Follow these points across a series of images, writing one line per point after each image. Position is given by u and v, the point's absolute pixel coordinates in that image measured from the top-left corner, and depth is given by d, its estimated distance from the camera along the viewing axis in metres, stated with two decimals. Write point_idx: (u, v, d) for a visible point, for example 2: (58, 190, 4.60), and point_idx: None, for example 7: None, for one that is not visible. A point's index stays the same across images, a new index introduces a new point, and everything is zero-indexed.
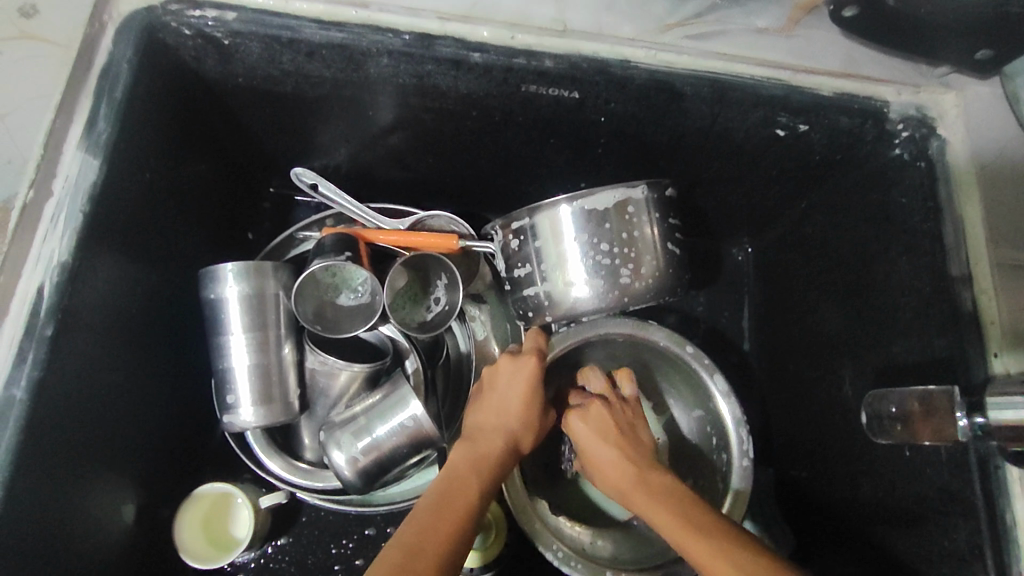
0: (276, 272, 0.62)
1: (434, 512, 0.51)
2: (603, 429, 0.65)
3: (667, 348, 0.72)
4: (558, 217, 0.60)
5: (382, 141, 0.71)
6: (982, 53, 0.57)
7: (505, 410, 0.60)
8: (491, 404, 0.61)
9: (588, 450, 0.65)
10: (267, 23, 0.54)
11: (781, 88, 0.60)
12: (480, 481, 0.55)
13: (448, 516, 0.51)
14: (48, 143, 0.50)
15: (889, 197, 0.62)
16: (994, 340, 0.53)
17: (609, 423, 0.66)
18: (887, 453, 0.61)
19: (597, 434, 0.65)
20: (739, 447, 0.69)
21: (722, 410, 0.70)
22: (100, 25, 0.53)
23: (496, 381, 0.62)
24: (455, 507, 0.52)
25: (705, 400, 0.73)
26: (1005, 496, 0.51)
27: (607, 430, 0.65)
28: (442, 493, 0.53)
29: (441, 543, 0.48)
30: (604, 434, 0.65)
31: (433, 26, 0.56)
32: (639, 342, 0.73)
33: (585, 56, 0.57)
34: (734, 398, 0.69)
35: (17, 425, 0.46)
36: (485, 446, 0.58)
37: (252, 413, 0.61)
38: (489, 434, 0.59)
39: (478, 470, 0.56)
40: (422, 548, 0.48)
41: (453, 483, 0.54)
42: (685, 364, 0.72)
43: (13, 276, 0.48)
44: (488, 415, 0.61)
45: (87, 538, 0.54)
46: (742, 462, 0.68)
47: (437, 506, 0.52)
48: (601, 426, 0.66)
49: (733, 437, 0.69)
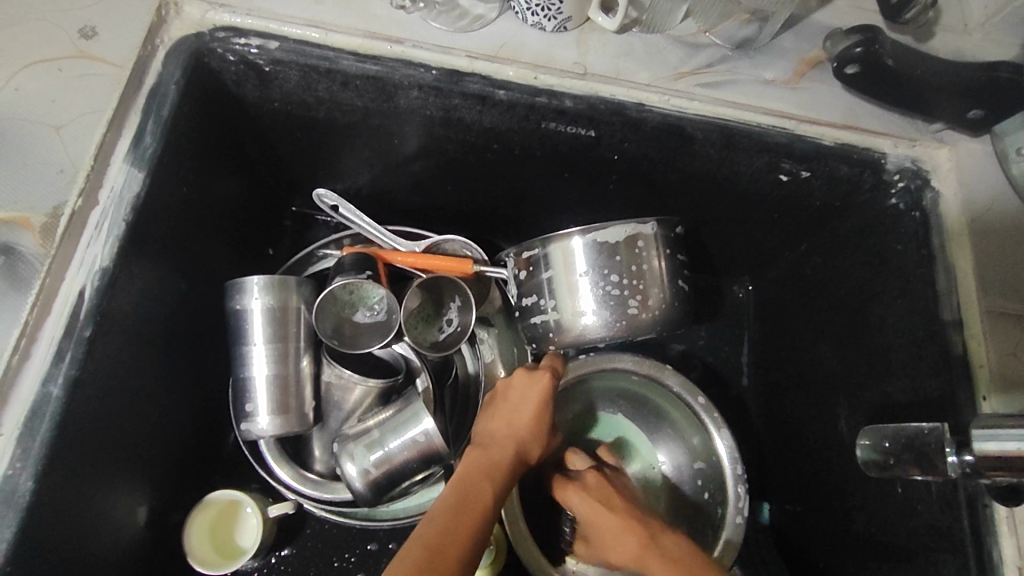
0: (299, 287, 0.65)
1: (451, 513, 0.54)
2: (603, 495, 0.64)
3: (680, 394, 0.74)
4: (569, 248, 0.63)
5: (404, 167, 0.75)
6: (974, 113, 0.61)
7: (517, 419, 0.63)
8: (504, 415, 0.64)
9: (590, 513, 0.63)
10: (307, 53, 0.58)
11: (785, 136, 0.63)
12: (493, 488, 0.58)
13: (464, 519, 0.54)
14: (97, 155, 0.53)
15: (885, 243, 0.66)
16: (984, 383, 0.57)
17: (607, 488, 0.66)
18: (881, 490, 0.63)
19: (596, 499, 0.64)
20: (735, 504, 0.70)
21: (725, 465, 0.71)
22: (152, 48, 0.56)
23: (510, 391, 0.65)
24: (471, 511, 0.55)
25: (703, 449, 0.74)
26: (992, 535, 0.53)
27: (605, 495, 0.65)
28: (456, 498, 0.56)
29: (459, 544, 0.51)
30: (606, 499, 0.64)
31: (462, 64, 0.60)
32: (651, 381, 0.76)
33: (602, 98, 0.61)
34: (738, 457, 0.70)
35: (52, 420, 0.48)
36: (497, 454, 0.61)
37: (269, 422, 0.63)
38: (500, 442, 0.62)
39: (490, 476, 0.58)
40: (441, 549, 0.50)
41: (468, 488, 0.57)
42: (691, 411, 0.74)
43: (57, 279, 0.50)
44: (500, 422, 0.63)
45: (102, 537, 0.55)
46: (735, 520, 0.69)
47: (453, 509, 0.54)
48: (598, 491, 0.65)
49: (729, 494, 0.71)
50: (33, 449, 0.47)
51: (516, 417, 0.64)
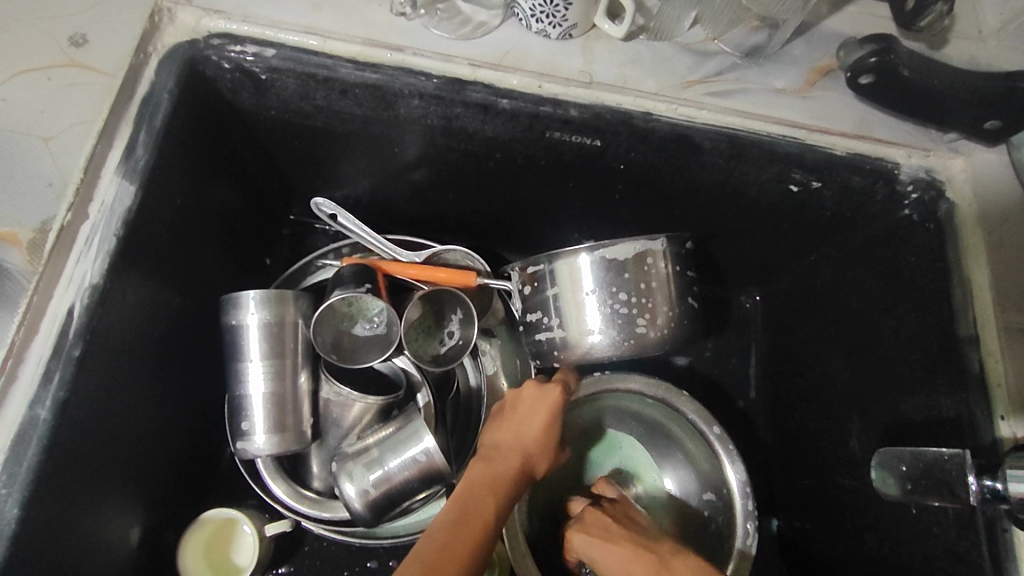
0: (296, 301, 0.63)
1: (452, 528, 0.52)
2: (605, 529, 0.62)
3: (693, 421, 0.72)
4: (577, 265, 0.61)
5: (405, 176, 0.73)
6: (992, 124, 0.60)
7: (523, 432, 0.62)
8: (512, 427, 0.62)
9: (602, 552, 0.59)
10: (305, 61, 0.57)
11: (796, 146, 0.62)
12: (497, 501, 0.56)
13: (464, 534, 0.52)
14: (88, 167, 0.51)
15: (898, 256, 0.64)
16: (1002, 403, 0.56)
17: (608, 524, 0.62)
18: (895, 510, 0.62)
19: (600, 536, 0.61)
20: (742, 539, 0.68)
21: (736, 498, 0.69)
22: (145, 56, 0.55)
23: (518, 403, 0.64)
24: (472, 525, 0.53)
25: (713, 476, 0.72)
26: (1012, 560, 0.51)
27: (610, 531, 0.61)
28: (458, 511, 0.54)
29: (459, 560, 0.50)
30: (609, 534, 0.61)
31: (464, 72, 0.58)
32: (663, 404, 0.73)
33: (609, 107, 0.60)
34: (750, 490, 0.69)
35: (39, 443, 0.46)
36: (501, 465, 0.59)
37: (265, 440, 0.62)
38: (505, 454, 0.60)
39: (495, 489, 0.57)
40: (441, 566, 0.49)
41: (471, 502, 0.55)
42: (704, 440, 0.72)
43: (45, 297, 0.48)
44: (506, 434, 0.62)
45: (92, 560, 0.54)
46: (742, 555, 0.67)
47: (453, 523, 0.53)
48: (599, 529, 0.62)
49: (737, 528, 0.69)
50: (19, 475, 0.45)
51: (523, 429, 0.62)
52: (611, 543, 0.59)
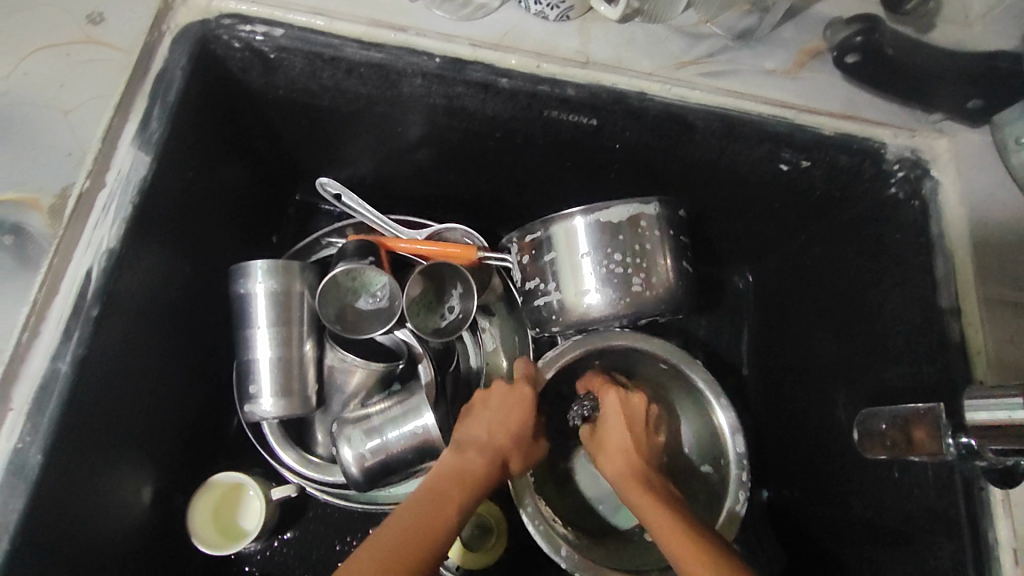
0: (302, 272, 0.65)
1: (411, 524, 0.55)
2: (636, 414, 0.69)
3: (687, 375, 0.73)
4: (572, 229, 0.64)
5: (407, 156, 0.75)
6: (974, 103, 0.62)
7: (494, 429, 0.64)
8: (483, 422, 0.64)
9: (619, 428, 0.68)
10: (312, 40, 0.59)
11: (785, 125, 0.64)
12: (461, 498, 0.59)
13: (422, 531, 0.54)
14: (105, 138, 0.54)
15: (885, 232, 0.66)
16: (981, 368, 0.58)
17: (641, 413, 0.69)
18: (878, 474, 0.64)
19: (625, 418, 0.68)
20: (736, 487, 0.69)
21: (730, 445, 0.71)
22: (159, 35, 0.57)
23: (490, 400, 0.66)
24: (431, 523, 0.55)
25: (711, 448, 0.75)
26: (988, 519, 0.53)
27: (635, 418, 0.69)
28: (420, 508, 0.57)
29: (412, 555, 0.52)
30: (632, 421, 0.68)
31: (465, 52, 0.60)
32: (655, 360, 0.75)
33: (604, 86, 0.62)
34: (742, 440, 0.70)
35: (61, 397, 0.49)
36: (470, 462, 0.61)
37: (272, 405, 0.64)
38: (475, 450, 0.62)
39: (461, 486, 0.59)
40: (393, 561, 0.51)
41: (435, 499, 0.57)
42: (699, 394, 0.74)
43: (65, 259, 0.51)
44: (477, 431, 0.64)
45: (108, 515, 0.56)
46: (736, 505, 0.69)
47: (412, 521, 0.55)
48: (630, 411, 0.69)
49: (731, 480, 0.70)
50: (42, 425, 0.48)
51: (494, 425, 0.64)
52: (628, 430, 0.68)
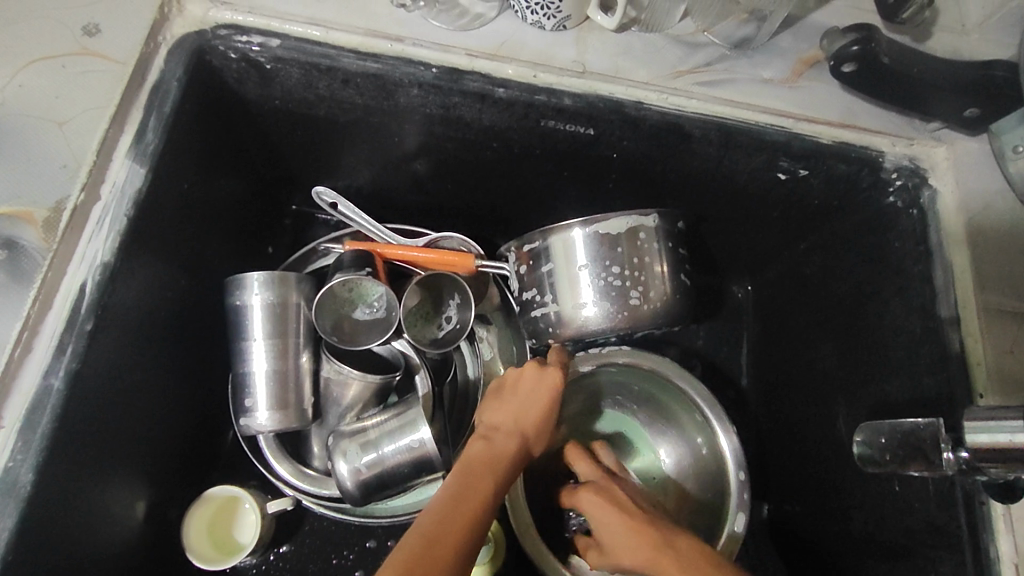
0: (299, 283, 0.65)
1: (451, 504, 0.53)
2: (602, 489, 0.61)
3: (689, 393, 0.74)
4: (570, 240, 0.63)
5: (404, 166, 0.75)
6: (971, 112, 0.62)
7: (523, 415, 0.63)
8: (510, 408, 0.63)
9: (593, 509, 0.60)
10: (309, 51, 0.59)
11: (783, 134, 0.64)
12: (495, 480, 0.57)
13: (463, 510, 0.53)
14: (99, 150, 0.54)
15: (884, 241, 0.66)
16: (981, 381, 0.57)
17: (611, 484, 0.62)
18: (878, 487, 0.64)
19: (595, 494, 0.60)
20: (737, 501, 0.69)
21: (728, 461, 0.71)
22: (154, 46, 0.57)
23: (518, 385, 0.65)
24: (472, 501, 0.54)
25: (707, 461, 0.74)
26: (989, 532, 0.53)
27: (607, 489, 0.61)
28: (457, 489, 0.55)
29: (457, 531, 0.50)
30: (604, 493, 0.61)
31: (462, 62, 0.60)
32: (653, 377, 0.76)
33: (601, 96, 0.62)
34: (741, 457, 0.70)
35: (53, 412, 0.48)
36: (500, 446, 0.60)
37: (268, 417, 0.64)
38: (504, 435, 0.61)
39: (494, 468, 0.58)
40: (438, 537, 0.49)
41: (471, 479, 0.56)
42: (698, 411, 0.74)
43: (59, 273, 0.50)
44: (505, 416, 0.63)
45: (101, 531, 0.55)
46: (737, 520, 0.69)
47: (451, 501, 0.53)
48: (599, 486, 0.62)
49: (732, 499, 0.70)
50: (34, 441, 0.47)
51: (522, 411, 0.63)
52: (603, 503, 0.59)
